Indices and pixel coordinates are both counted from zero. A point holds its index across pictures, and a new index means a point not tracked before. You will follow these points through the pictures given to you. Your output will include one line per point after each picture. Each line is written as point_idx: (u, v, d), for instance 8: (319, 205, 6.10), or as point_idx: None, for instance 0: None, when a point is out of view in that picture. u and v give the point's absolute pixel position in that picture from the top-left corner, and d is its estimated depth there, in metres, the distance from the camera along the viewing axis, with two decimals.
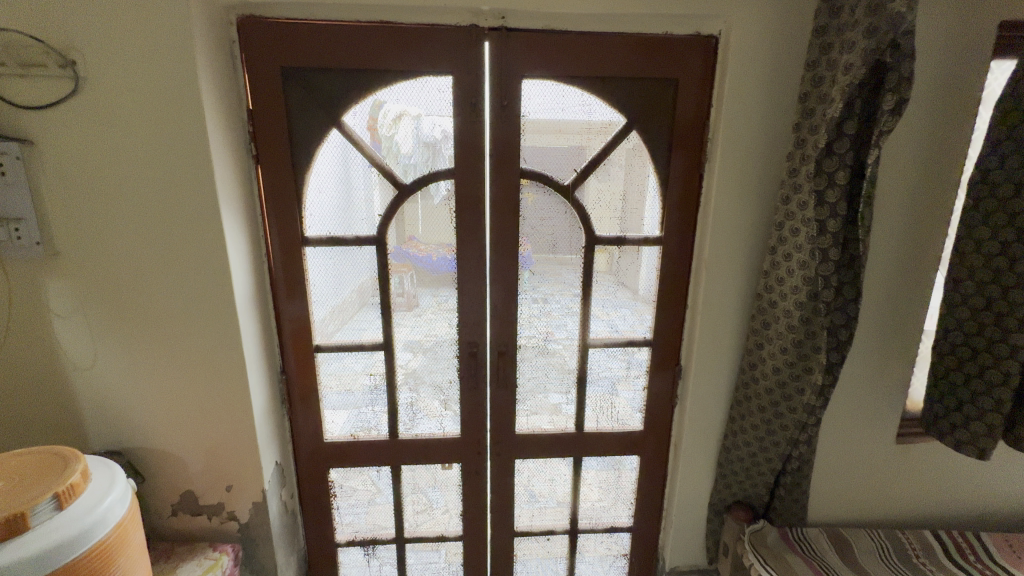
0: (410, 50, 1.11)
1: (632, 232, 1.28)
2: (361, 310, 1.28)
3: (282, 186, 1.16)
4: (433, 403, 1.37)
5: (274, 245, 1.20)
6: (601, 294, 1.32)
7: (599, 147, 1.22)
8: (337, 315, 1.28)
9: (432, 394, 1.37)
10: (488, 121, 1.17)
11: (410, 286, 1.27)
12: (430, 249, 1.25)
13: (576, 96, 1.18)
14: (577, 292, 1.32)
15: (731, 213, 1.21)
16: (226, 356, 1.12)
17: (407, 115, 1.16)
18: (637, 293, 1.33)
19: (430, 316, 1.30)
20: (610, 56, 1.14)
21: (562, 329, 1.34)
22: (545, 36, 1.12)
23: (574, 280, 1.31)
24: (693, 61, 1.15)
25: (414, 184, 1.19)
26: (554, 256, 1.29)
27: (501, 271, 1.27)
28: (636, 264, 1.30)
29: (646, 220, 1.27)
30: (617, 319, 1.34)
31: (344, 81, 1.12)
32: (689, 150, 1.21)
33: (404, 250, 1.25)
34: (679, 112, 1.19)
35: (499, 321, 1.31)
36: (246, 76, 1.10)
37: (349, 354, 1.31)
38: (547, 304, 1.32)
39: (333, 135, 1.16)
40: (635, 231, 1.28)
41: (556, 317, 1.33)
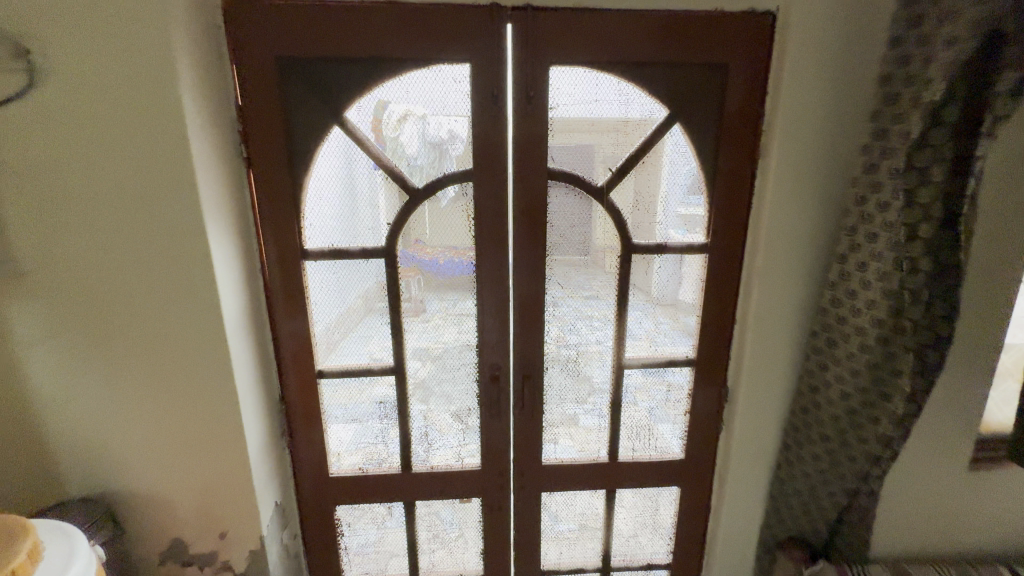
0: (422, 34, 0.96)
1: (675, 240, 1.13)
2: (367, 318, 1.13)
3: (278, 193, 1.02)
4: (445, 418, 1.22)
5: (271, 260, 1.06)
6: (638, 310, 1.18)
7: (637, 143, 1.07)
8: (340, 333, 1.14)
9: (444, 407, 1.21)
10: (511, 116, 1.02)
11: (417, 291, 1.13)
12: (437, 252, 1.10)
13: (611, 85, 1.03)
14: (588, 295, 1.16)
15: (789, 216, 1.06)
16: (216, 390, 0.97)
17: (418, 112, 1.02)
18: (650, 294, 1.17)
19: (438, 322, 1.15)
20: (651, 37, 0.99)
21: (575, 333, 1.18)
22: (577, 16, 0.97)
23: (592, 285, 1.15)
24: (747, 42, 1.01)
25: (426, 188, 1.05)
26: (585, 265, 1.14)
27: (526, 285, 1.13)
28: (648, 272, 1.15)
29: (690, 226, 1.12)
30: (630, 323, 1.19)
31: (346, 72, 0.98)
32: (740, 145, 1.06)
33: (411, 254, 1.10)
34: (731, 102, 1.04)
35: (524, 340, 1.17)
36: (234, 66, 0.95)
37: (355, 379, 1.17)
38: (559, 310, 1.16)
39: (333, 133, 1.02)
40: (682, 241, 1.13)
41: (582, 327, 1.18)
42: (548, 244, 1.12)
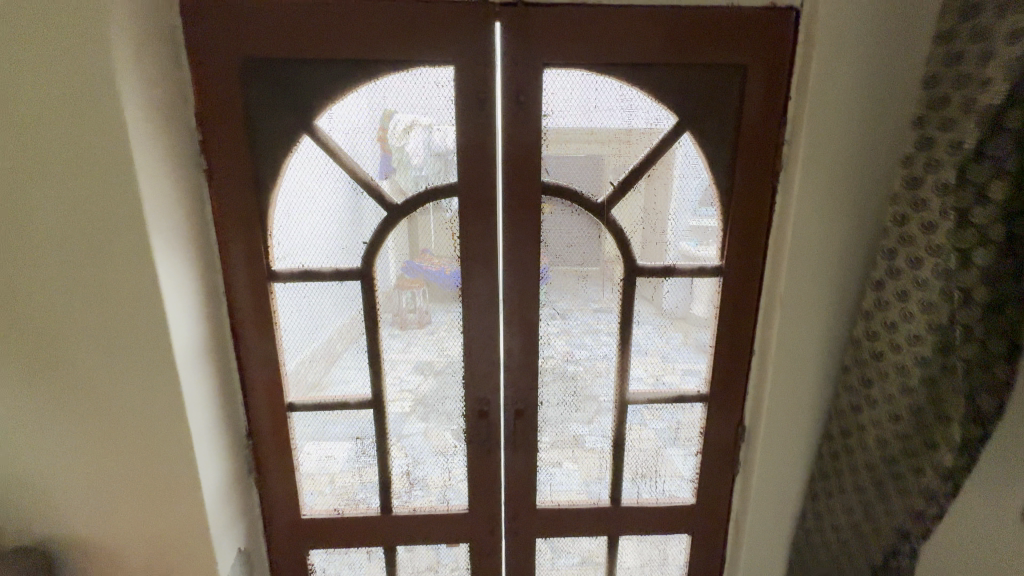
0: (401, 34, 0.86)
1: (688, 253, 1.01)
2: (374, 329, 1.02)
3: (243, 209, 0.92)
4: (445, 435, 1.09)
5: (237, 282, 0.96)
6: (647, 325, 1.05)
7: (643, 154, 0.96)
8: (331, 353, 1.02)
9: (445, 424, 1.08)
10: (502, 124, 0.92)
11: (421, 302, 1.01)
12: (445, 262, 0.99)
13: (612, 89, 0.92)
14: (599, 308, 1.03)
15: (817, 236, 0.93)
16: (166, 429, 0.87)
17: (426, 121, 0.92)
18: (661, 308, 1.04)
19: (444, 335, 1.02)
20: (658, 35, 0.88)
21: (584, 347, 1.06)
22: (575, 12, 0.87)
23: (601, 297, 1.03)
24: (766, 41, 0.89)
25: (406, 204, 0.95)
26: (590, 276, 1.02)
27: (518, 311, 1.01)
28: (658, 288, 1.03)
29: (702, 238, 1.00)
30: (639, 338, 1.06)
31: (317, 77, 0.88)
32: (759, 156, 0.94)
33: (416, 265, 0.99)
34: (748, 108, 0.92)
35: (515, 372, 1.05)
36: (192, 69, 0.86)
37: (329, 414, 1.06)
38: (569, 323, 1.04)
39: (303, 143, 0.92)
40: (699, 254, 1.01)
41: (589, 341, 1.05)
42: (543, 266, 1.01)
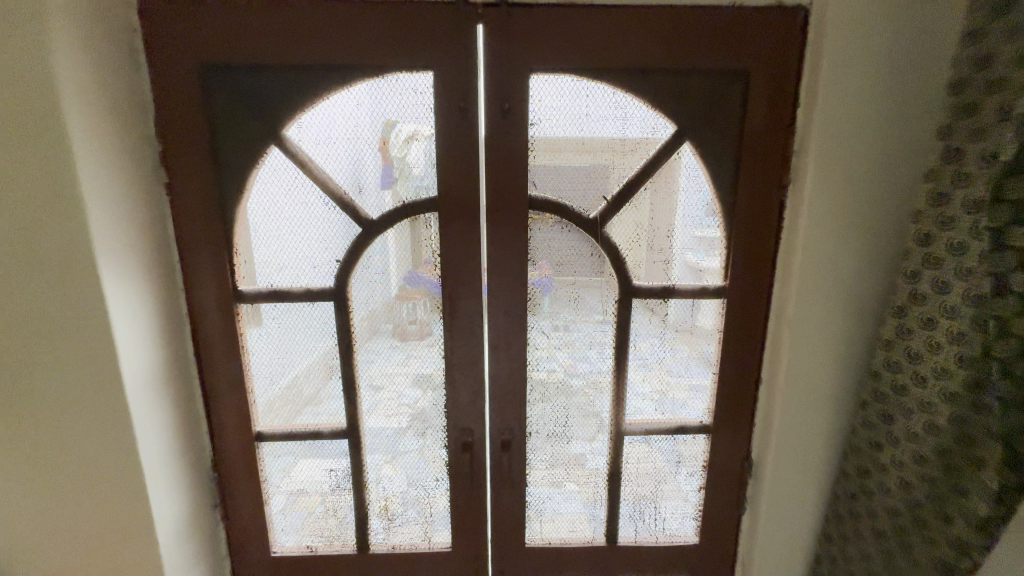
0: (374, 37, 0.80)
1: (694, 264, 0.93)
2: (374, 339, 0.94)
3: (207, 225, 0.86)
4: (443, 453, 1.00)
5: (201, 303, 0.89)
6: (652, 337, 0.96)
7: (638, 166, 0.88)
8: (329, 365, 0.95)
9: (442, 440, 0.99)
10: (485, 133, 0.85)
11: (423, 313, 0.93)
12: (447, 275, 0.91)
13: (605, 96, 0.85)
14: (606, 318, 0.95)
15: (829, 255, 0.85)
16: (116, 463, 0.80)
17: (420, 129, 0.85)
18: (667, 320, 0.95)
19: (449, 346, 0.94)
20: (653, 37, 0.81)
21: (587, 360, 0.97)
22: (564, 14, 0.80)
23: (606, 307, 0.95)
24: (772, 44, 0.82)
25: (383, 219, 0.88)
26: (598, 286, 0.94)
27: (504, 335, 0.94)
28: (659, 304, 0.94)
29: (708, 248, 0.92)
30: (646, 351, 0.97)
31: (285, 84, 0.82)
32: (765, 168, 0.87)
33: (418, 275, 0.91)
34: (752, 117, 0.85)
35: (502, 401, 0.97)
36: (151, 75, 0.80)
37: (302, 444, 0.98)
38: (572, 335, 0.95)
39: (271, 154, 0.86)
40: (707, 265, 0.93)
41: (594, 354, 0.97)
42: (541, 279, 0.93)
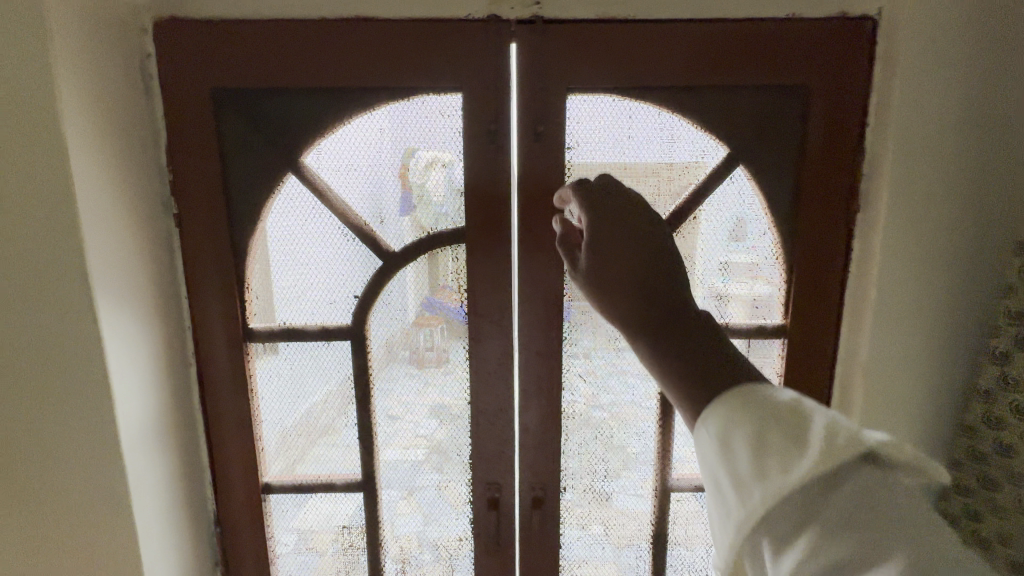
0: (400, 56, 0.74)
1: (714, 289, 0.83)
2: (388, 368, 0.85)
3: (216, 257, 0.80)
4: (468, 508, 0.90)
5: (208, 341, 0.82)
6: None
7: (685, 192, 0.80)
8: (347, 395, 0.86)
9: (466, 492, 0.89)
10: (516, 159, 0.78)
11: (438, 340, 0.84)
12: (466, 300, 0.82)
13: (650, 116, 0.77)
14: None
15: (908, 292, 0.75)
16: (107, 521, 0.72)
17: (446, 157, 0.78)
18: None
19: (463, 375, 0.85)
20: (703, 52, 0.74)
21: (608, 391, 0.86)
22: (605, 29, 0.73)
23: None
24: (836, 57, 0.74)
25: (406, 252, 0.81)
26: None
27: (536, 379, 0.84)
28: None
29: (737, 275, 0.82)
30: None
31: (305, 108, 0.77)
32: (829, 193, 0.77)
33: (435, 302, 0.83)
34: (814, 137, 0.76)
35: (533, 452, 0.87)
36: (163, 100, 0.75)
37: (312, 497, 0.90)
38: (595, 365, 0.85)
39: (288, 182, 0.79)
40: (731, 290, 0.83)
41: (616, 383, 0.86)
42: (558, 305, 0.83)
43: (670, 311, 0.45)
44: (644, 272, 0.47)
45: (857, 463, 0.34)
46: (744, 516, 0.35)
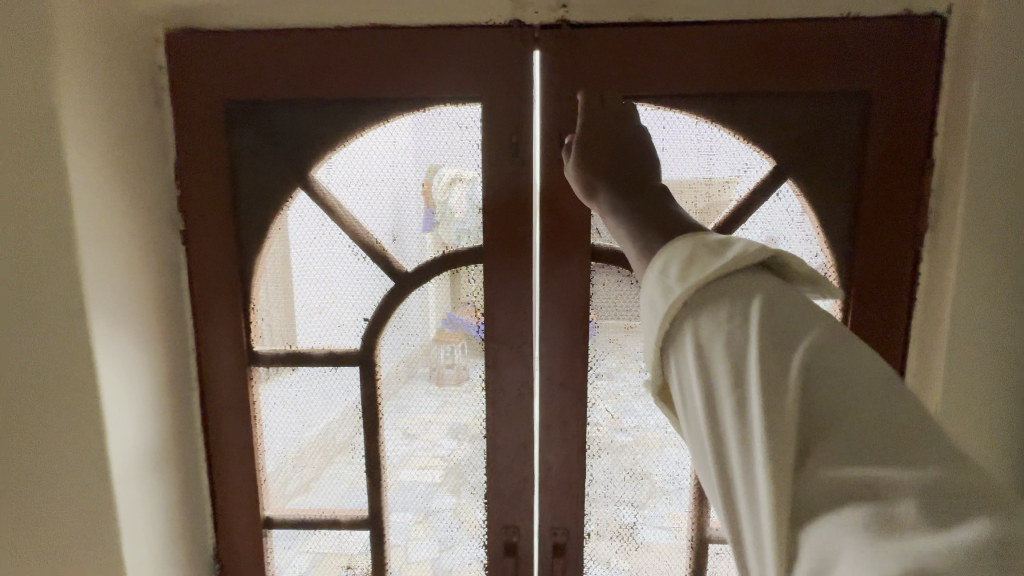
0: (417, 65, 0.70)
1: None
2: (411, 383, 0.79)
3: (223, 277, 0.76)
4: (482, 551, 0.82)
5: (212, 364, 0.78)
6: None
7: (726, 209, 0.72)
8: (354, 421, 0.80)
9: (480, 533, 0.82)
10: (539, 173, 0.72)
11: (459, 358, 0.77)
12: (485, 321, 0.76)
13: (686, 127, 0.71)
14: None
15: (987, 324, 0.66)
16: (97, 559, 0.67)
17: (464, 172, 0.73)
18: None
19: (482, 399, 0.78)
20: (746, 56, 0.67)
21: (636, 415, 0.78)
22: (637, 33, 0.68)
23: None
24: (899, 60, 0.66)
25: (420, 273, 0.76)
26: None
27: (559, 412, 0.77)
28: None
29: None
30: None
31: (318, 121, 0.73)
32: (892, 211, 0.69)
33: (455, 319, 0.76)
34: (874, 149, 0.68)
35: (556, 493, 0.79)
36: (174, 114, 0.73)
37: (316, 533, 0.83)
38: (618, 388, 0.77)
39: (298, 198, 0.75)
40: None
41: (641, 407, 0.78)
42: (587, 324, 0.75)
43: (625, 182, 0.50)
44: (610, 158, 0.53)
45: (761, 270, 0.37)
46: (666, 307, 0.36)
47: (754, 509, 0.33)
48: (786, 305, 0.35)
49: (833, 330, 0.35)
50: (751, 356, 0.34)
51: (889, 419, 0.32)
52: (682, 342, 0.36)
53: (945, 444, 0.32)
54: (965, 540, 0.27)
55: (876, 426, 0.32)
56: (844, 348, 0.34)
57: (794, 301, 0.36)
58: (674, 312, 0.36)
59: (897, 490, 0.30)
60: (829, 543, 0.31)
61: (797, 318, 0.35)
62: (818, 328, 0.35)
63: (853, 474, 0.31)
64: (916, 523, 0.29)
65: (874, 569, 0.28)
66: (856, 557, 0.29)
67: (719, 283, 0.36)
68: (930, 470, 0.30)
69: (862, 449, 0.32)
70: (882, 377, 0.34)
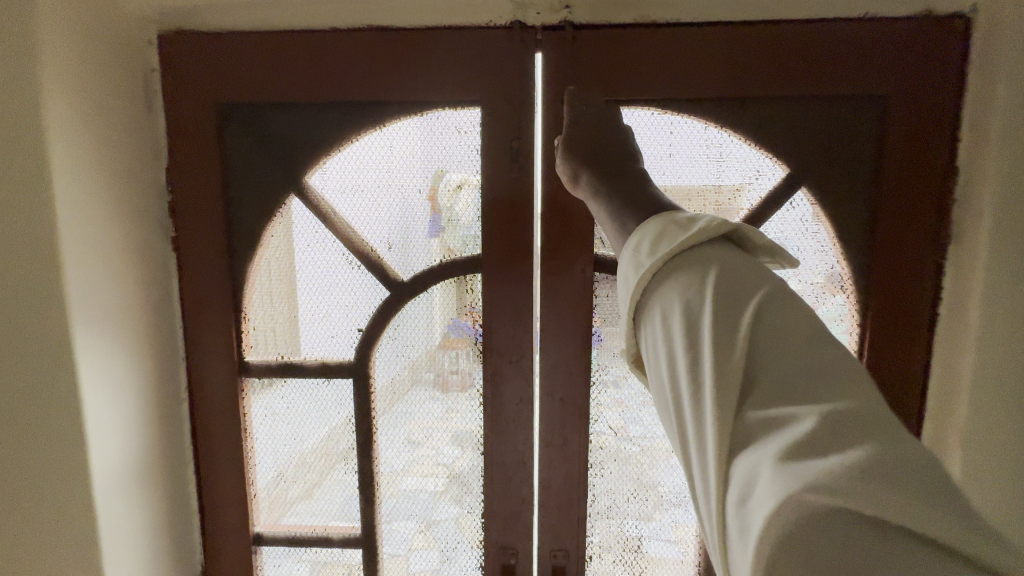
0: (414, 68, 0.68)
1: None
2: (414, 389, 0.76)
3: (214, 285, 0.73)
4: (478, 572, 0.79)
5: (202, 375, 0.76)
6: None
7: (737, 219, 0.69)
8: (346, 437, 0.77)
9: (477, 554, 0.79)
10: (540, 179, 0.69)
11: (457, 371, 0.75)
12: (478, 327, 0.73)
13: (694, 132, 0.68)
14: None
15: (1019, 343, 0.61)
16: None
17: (464, 178, 0.70)
18: None
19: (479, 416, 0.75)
20: (758, 58, 0.64)
21: (641, 424, 0.74)
22: (643, 35, 0.65)
23: None
24: (921, 62, 0.63)
25: (416, 282, 0.73)
26: None
27: (559, 430, 0.74)
28: None
29: None
30: None
31: (313, 125, 0.71)
32: (913, 221, 0.65)
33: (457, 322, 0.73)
34: (895, 156, 0.64)
35: (556, 513, 0.76)
36: (166, 117, 0.71)
37: (308, 550, 0.81)
38: (624, 394, 0.74)
39: (292, 204, 0.73)
40: None
41: (648, 416, 0.74)
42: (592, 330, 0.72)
43: (612, 168, 0.55)
44: (597, 143, 0.58)
45: (720, 243, 0.43)
46: (637, 280, 0.42)
47: (701, 450, 0.38)
48: (737, 271, 0.41)
49: (775, 290, 0.40)
50: (704, 316, 0.39)
51: (815, 370, 0.37)
52: (651, 307, 0.42)
53: (857, 385, 0.36)
54: (853, 458, 0.32)
55: (803, 371, 0.37)
56: (781, 304, 0.39)
57: (747, 267, 0.41)
58: (644, 283, 0.42)
59: (806, 420, 0.34)
60: (747, 465, 0.35)
61: (746, 279, 0.40)
62: (763, 289, 0.40)
63: (776, 409, 0.36)
64: (820, 448, 0.33)
65: (781, 484, 0.32)
66: (767, 474, 0.33)
67: (682, 254, 0.42)
68: (834, 403, 0.35)
69: (785, 388, 0.36)
70: (810, 330, 0.38)
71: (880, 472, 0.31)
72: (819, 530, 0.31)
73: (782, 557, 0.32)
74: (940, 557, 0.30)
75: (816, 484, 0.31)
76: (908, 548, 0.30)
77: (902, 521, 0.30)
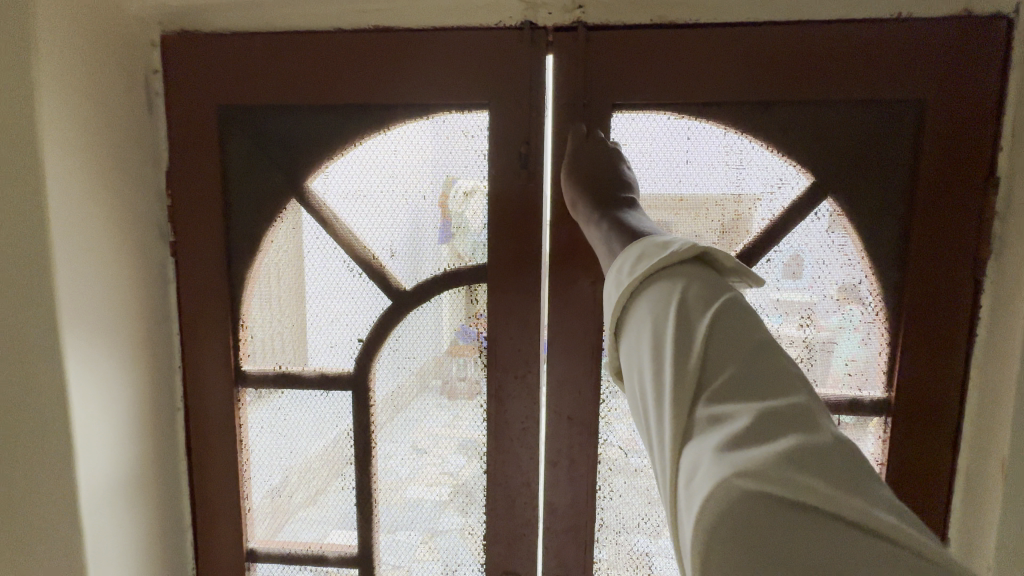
0: (419, 70, 0.65)
1: (781, 337, 0.66)
2: (413, 405, 0.72)
3: (211, 291, 0.71)
4: None
5: (198, 384, 0.73)
6: None
7: (757, 229, 0.65)
8: (344, 451, 0.74)
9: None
10: (550, 186, 0.66)
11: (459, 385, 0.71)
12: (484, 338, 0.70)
13: (712, 138, 0.64)
14: None
15: None
16: None
17: (470, 184, 0.68)
18: None
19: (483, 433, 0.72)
20: (781, 60, 0.61)
21: None
22: (659, 36, 0.62)
23: None
24: (957, 64, 0.59)
25: (419, 293, 0.70)
26: None
27: (566, 449, 0.70)
28: None
29: (824, 326, 0.66)
30: None
31: (315, 128, 0.68)
32: (949, 235, 0.61)
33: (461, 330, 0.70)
34: (929, 164, 0.60)
35: (561, 536, 0.72)
36: (166, 119, 0.69)
37: (303, 568, 0.78)
38: None
39: (293, 209, 0.71)
40: (817, 345, 0.66)
41: None
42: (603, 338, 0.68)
43: (608, 193, 0.56)
44: (593, 165, 0.59)
45: (695, 261, 0.44)
46: (618, 296, 0.45)
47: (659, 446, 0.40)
48: (704, 286, 0.42)
49: (737, 300, 0.42)
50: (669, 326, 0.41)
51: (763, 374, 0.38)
52: (629, 322, 0.45)
53: (800, 390, 0.38)
54: (781, 449, 0.34)
55: (751, 375, 0.38)
56: (738, 313, 0.41)
57: (713, 283, 0.43)
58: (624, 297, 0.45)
59: (745, 416, 0.36)
60: (691, 455, 0.37)
61: (710, 292, 0.42)
62: (724, 299, 0.41)
63: (723, 407, 0.38)
64: (755, 441, 0.35)
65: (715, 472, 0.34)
66: (708, 461, 0.35)
67: (656, 273, 0.44)
68: (774, 403, 0.36)
69: (737, 389, 0.38)
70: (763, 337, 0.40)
71: (804, 461, 0.34)
72: (754, 515, 0.33)
73: (717, 542, 0.33)
74: (869, 541, 0.32)
75: (746, 471, 0.33)
76: (836, 535, 0.32)
77: (824, 507, 0.32)
